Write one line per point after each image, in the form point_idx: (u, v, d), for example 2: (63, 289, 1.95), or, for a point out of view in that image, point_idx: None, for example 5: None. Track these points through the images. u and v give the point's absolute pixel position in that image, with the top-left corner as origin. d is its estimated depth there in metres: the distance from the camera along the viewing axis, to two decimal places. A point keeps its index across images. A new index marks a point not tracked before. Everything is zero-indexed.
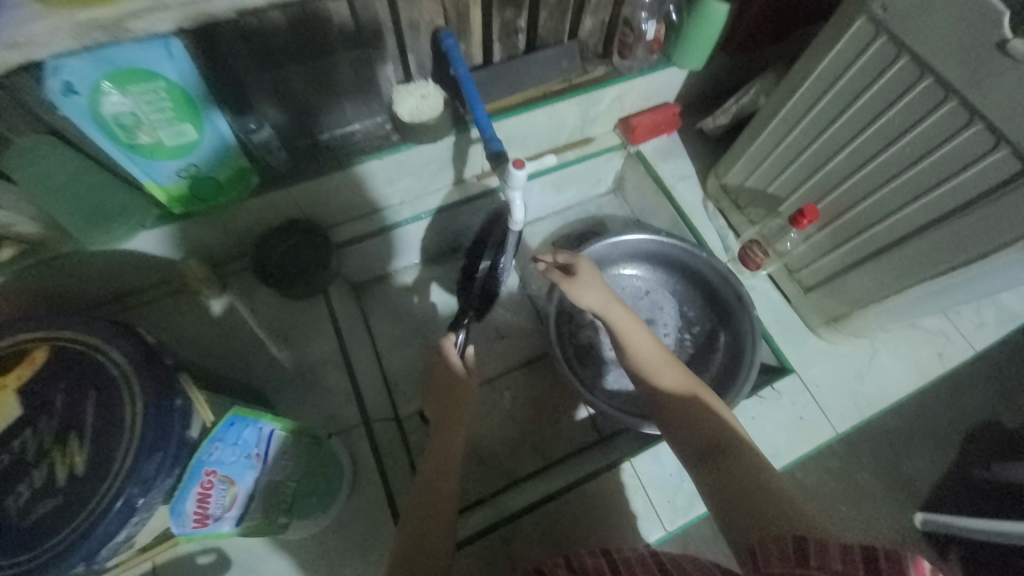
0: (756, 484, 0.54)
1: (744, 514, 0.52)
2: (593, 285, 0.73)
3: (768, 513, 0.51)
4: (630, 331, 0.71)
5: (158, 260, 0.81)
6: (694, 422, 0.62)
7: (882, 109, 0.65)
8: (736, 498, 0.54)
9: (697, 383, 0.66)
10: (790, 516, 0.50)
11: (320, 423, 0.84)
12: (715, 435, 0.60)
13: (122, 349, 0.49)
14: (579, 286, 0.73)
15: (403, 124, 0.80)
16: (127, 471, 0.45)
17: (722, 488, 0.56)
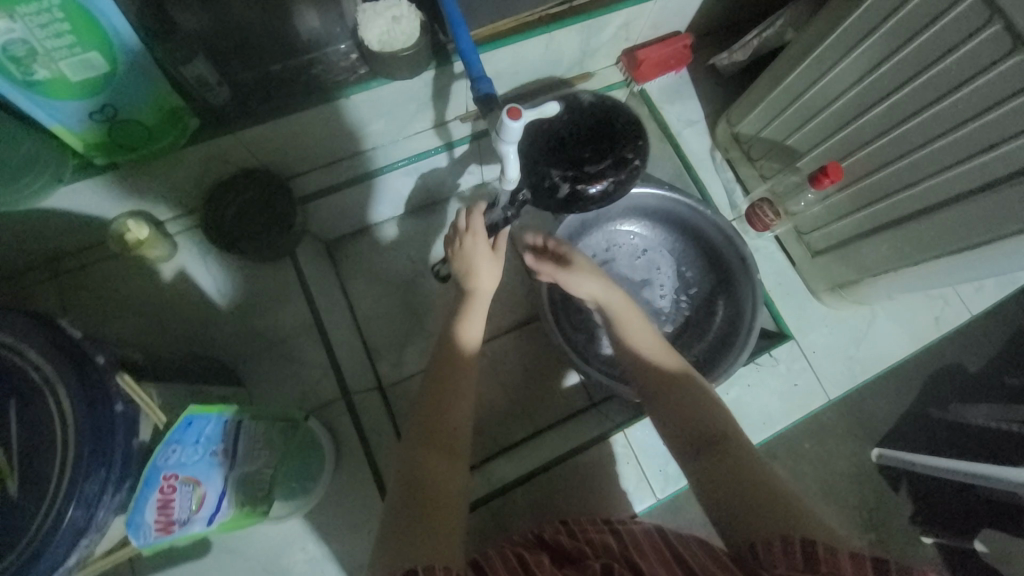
0: (746, 476, 0.52)
1: (736, 512, 0.50)
2: (589, 273, 0.69)
3: (763, 511, 0.49)
4: (627, 318, 0.68)
5: (92, 219, 0.69)
6: (686, 410, 0.60)
7: (937, 56, 0.56)
8: (726, 486, 0.52)
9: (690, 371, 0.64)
10: (795, 518, 0.48)
11: (297, 395, 0.78)
12: (705, 425, 0.58)
13: (39, 349, 0.41)
14: (577, 271, 0.69)
15: (369, 54, 0.63)
16: (66, 491, 0.39)
17: (712, 475, 0.54)
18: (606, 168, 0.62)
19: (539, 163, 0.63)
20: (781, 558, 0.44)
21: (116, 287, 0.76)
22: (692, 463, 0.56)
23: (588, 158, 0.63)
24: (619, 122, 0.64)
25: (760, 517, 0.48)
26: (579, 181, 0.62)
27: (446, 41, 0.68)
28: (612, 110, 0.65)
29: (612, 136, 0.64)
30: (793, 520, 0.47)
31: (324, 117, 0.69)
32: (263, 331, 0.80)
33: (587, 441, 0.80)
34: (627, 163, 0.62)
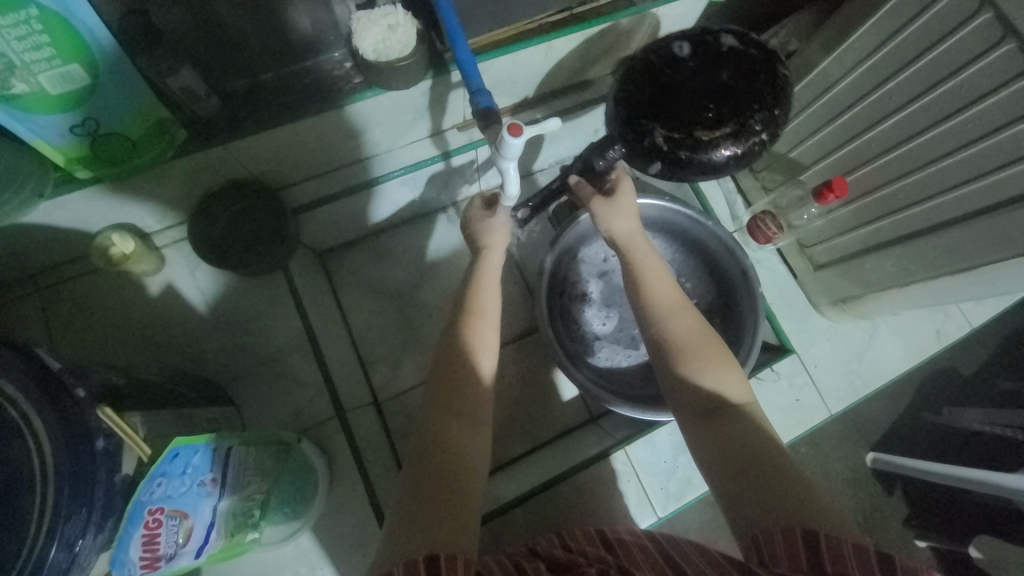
0: (761, 452, 0.50)
1: (754, 499, 0.47)
2: (623, 211, 0.66)
3: (776, 491, 0.47)
4: (647, 270, 0.64)
5: (73, 233, 0.67)
6: (704, 378, 0.56)
7: (943, 76, 0.55)
8: (751, 472, 0.49)
9: (708, 332, 0.60)
10: (806, 499, 0.46)
11: (289, 414, 0.76)
12: (718, 394, 0.55)
13: (15, 382, 0.38)
14: (610, 210, 0.66)
15: (365, 63, 0.61)
16: (43, 536, 0.37)
17: (730, 454, 0.51)
18: (723, 136, 0.48)
19: (639, 115, 0.51)
20: (784, 549, 0.42)
21: (104, 302, 0.73)
22: (709, 433, 0.53)
23: (706, 124, 0.48)
24: (754, 87, 0.49)
25: (771, 501, 0.46)
26: (691, 147, 0.49)
27: (444, 49, 0.66)
28: (749, 73, 0.50)
29: (741, 96, 0.49)
30: (803, 501, 0.46)
31: (319, 127, 0.67)
32: (256, 346, 0.78)
33: (588, 460, 0.78)
34: (748, 136, 0.48)
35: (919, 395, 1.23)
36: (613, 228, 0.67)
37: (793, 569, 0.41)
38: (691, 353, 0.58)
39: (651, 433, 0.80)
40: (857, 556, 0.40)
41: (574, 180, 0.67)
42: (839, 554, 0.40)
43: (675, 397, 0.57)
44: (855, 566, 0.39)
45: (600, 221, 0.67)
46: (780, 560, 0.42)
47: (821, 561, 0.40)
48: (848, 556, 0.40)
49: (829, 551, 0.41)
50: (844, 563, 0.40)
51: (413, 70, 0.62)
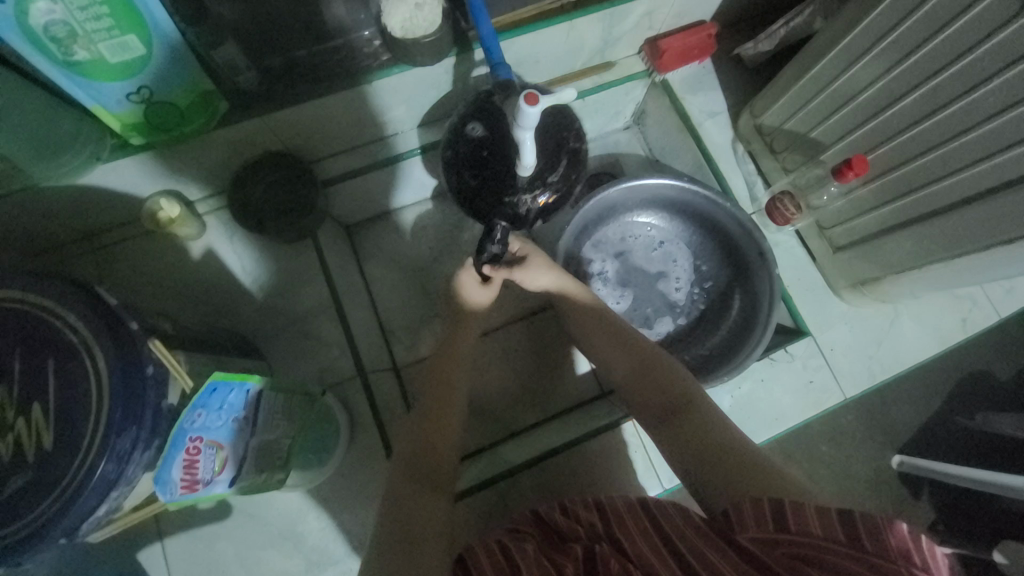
0: (713, 437, 0.55)
1: (719, 486, 0.52)
2: (542, 267, 0.71)
3: (731, 474, 0.51)
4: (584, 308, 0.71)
5: (125, 196, 0.73)
6: (653, 386, 0.62)
7: (965, 49, 0.54)
8: (707, 463, 0.54)
9: (649, 344, 0.66)
10: (762, 471, 0.51)
11: (314, 372, 0.81)
12: (673, 393, 0.61)
13: (78, 313, 0.43)
14: (530, 274, 0.70)
15: (392, 40, 0.65)
16: (98, 446, 0.41)
17: (690, 450, 0.56)
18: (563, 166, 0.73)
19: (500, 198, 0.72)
20: (751, 513, 0.46)
21: (148, 263, 0.79)
22: (669, 437, 0.58)
23: (543, 171, 0.72)
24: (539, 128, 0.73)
25: (729, 479, 0.51)
26: (532, 192, 0.72)
27: (468, 28, 0.69)
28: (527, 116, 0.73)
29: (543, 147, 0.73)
30: (758, 475, 0.50)
31: (345, 101, 0.71)
32: (284, 309, 0.83)
33: (595, 430, 0.80)
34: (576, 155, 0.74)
35: (943, 394, 1.19)
36: (543, 284, 0.72)
37: (760, 530, 0.45)
38: (636, 368, 0.64)
39: None
40: (820, 515, 0.43)
41: (487, 272, 0.69)
42: (804, 514, 0.43)
43: (639, 411, 0.63)
44: (817, 525, 0.42)
45: (531, 285, 0.72)
46: (748, 521, 0.46)
47: (786, 522, 0.44)
48: (811, 516, 0.43)
49: (794, 512, 0.44)
50: (808, 523, 0.43)
51: (437, 46, 0.66)
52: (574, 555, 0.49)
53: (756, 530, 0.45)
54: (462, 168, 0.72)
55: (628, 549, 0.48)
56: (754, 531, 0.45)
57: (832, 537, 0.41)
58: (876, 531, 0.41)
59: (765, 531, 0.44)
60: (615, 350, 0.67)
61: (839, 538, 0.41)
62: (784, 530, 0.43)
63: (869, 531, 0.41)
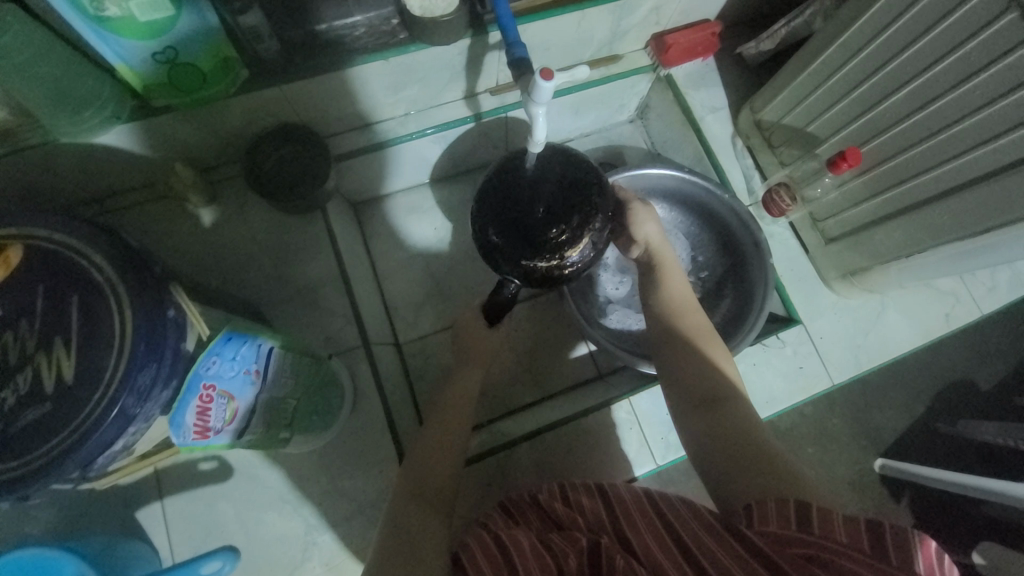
0: (739, 432, 0.57)
1: (742, 482, 0.53)
2: (648, 220, 0.74)
3: (753, 471, 0.53)
4: (671, 272, 0.72)
5: (139, 159, 0.74)
6: (700, 373, 0.63)
7: (956, 43, 0.58)
8: (738, 457, 0.55)
9: (711, 336, 0.67)
10: (784, 475, 0.52)
11: (318, 342, 0.82)
12: (704, 383, 0.62)
13: (104, 253, 0.45)
14: (639, 218, 0.73)
15: (410, 17, 0.67)
16: (119, 380, 0.42)
17: (722, 439, 0.57)
18: (583, 240, 0.63)
19: (514, 258, 0.63)
20: (774, 512, 0.47)
21: (157, 227, 0.80)
22: (706, 420, 0.60)
23: (561, 238, 0.62)
24: (566, 188, 0.63)
25: (756, 479, 0.52)
26: (554, 261, 0.63)
27: (485, 11, 0.71)
28: (553, 175, 0.64)
29: (562, 211, 0.63)
30: (780, 477, 0.52)
31: (358, 77, 0.74)
32: (291, 280, 0.84)
33: (589, 408, 0.83)
34: (600, 233, 0.64)
35: (923, 396, 1.23)
36: (642, 236, 0.74)
37: (780, 527, 0.46)
38: (692, 353, 0.65)
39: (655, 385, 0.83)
40: (849, 523, 0.44)
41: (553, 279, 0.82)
42: (832, 522, 0.44)
43: (676, 393, 0.64)
44: (843, 534, 0.43)
45: (635, 230, 0.73)
46: (770, 518, 0.47)
47: (810, 523, 0.45)
48: (837, 523, 0.44)
49: (819, 516, 0.45)
50: (832, 530, 0.44)
51: (454, 26, 0.68)
52: (580, 547, 0.51)
53: (779, 526, 0.46)
54: (488, 224, 0.66)
55: (633, 545, 0.50)
56: (776, 528, 0.46)
57: (855, 545, 0.42)
58: (904, 546, 0.41)
59: (785, 530, 0.45)
60: (679, 326, 0.67)
61: (861, 546, 0.42)
62: (805, 531, 0.44)
63: (896, 543, 0.42)
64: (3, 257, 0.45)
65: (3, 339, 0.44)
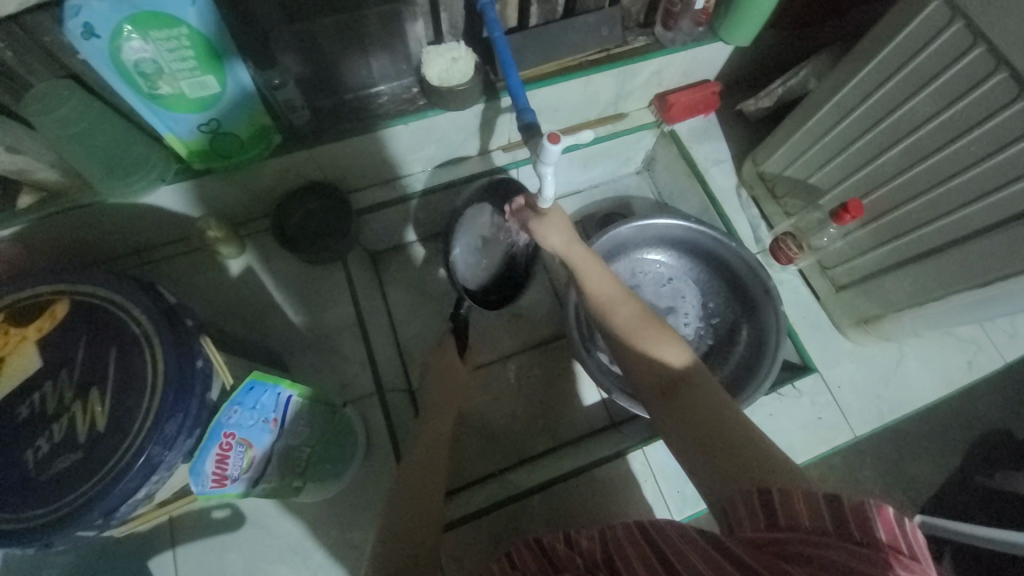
0: (711, 416, 0.51)
1: (716, 475, 0.47)
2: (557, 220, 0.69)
3: (723, 455, 0.48)
4: (588, 270, 0.66)
5: (176, 216, 0.80)
6: (649, 362, 0.58)
7: (948, 102, 0.61)
8: (706, 450, 0.49)
9: (650, 316, 0.61)
10: (759, 453, 0.46)
11: (334, 389, 0.84)
12: (669, 371, 0.56)
13: (141, 306, 0.48)
14: (544, 227, 0.69)
15: (430, 87, 0.74)
16: (148, 428, 0.44)
17: (687, 433, 0.52)
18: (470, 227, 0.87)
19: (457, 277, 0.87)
20: (744, 509, 0.43)
21: (187, 278, 0.85)
22: (667, 414, 0.54)
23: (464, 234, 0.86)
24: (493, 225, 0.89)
25: (726, 469, 0.47)
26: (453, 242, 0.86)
27: (496, 80, 0.78)
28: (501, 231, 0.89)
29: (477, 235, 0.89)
30: (756, 458, 0.46)
31: (380, 141, 0.79)
32: (311, 327, 0.87)
33: (602, 458, 0.81)
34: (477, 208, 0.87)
35: (955, 446, 1.17)
36: (553, 243, 0.69)
37: (755, 530, 0.41)
38: (635, 344, 0.59)
39: None
40: (807, 500, 0.40)
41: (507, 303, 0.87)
42: (791, 503, 0.40)
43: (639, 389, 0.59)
44: (806, 517, 0.39)
45: (541, 238, 0.70)
46: (743, 521, 0.43)
47: (777, 518, 0.41)
48: (798, 505, 0.40)
49: (783, 504, 0.41)
50: (796, 516, 0.40)
51: (469, 93, 0.74)
52: None
53: (752, 528, 0.42)
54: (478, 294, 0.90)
55: None
56: (751, 531, 0.42)
57: (818, 528, 0.38)
58: (864, 520, 0.37)
59: (758, 530, 0.41)
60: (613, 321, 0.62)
61: (826, 527, 0.38)
62: (775, 527, 0.40)
63: (858, 518, 0.37)
64: (51, 312, 0.49)
65: (43, 389, 0.47)
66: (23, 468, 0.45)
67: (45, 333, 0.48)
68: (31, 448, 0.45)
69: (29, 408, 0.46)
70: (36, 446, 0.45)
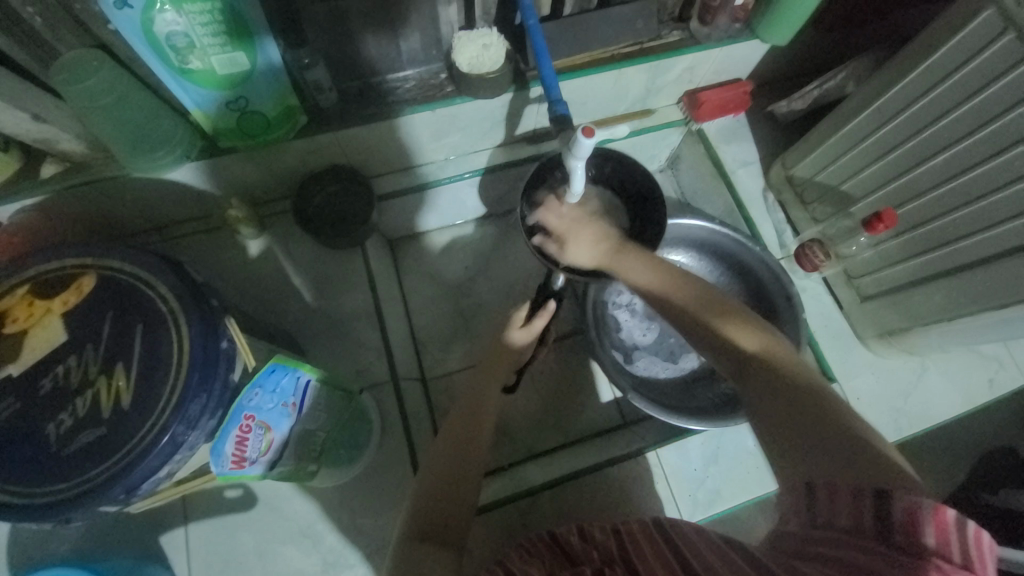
0: (788, 391, 0.47)
1: (801, 470, 0.43)
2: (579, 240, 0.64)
3: (811, 442, 0.43)
4: (626, 267, 0.62)
5: (197, 193, 0.79)
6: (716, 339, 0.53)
7: (995, 115, 0.59)
8: (788, 436, 0.45)
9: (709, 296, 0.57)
10: (849, 443, 0.42)
11: (348, 374, 0.84)
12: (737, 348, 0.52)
13: (167, 284, 0.48)
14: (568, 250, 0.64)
15: (459, 73, 0.73)
16: (172, 408, 0.44)
17: (765, 415, 0.47)
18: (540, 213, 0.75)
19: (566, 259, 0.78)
20: (792, 504, 0.42)
21: (206, 256, 0.84)
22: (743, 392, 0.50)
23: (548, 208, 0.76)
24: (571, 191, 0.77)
25: (814, 461, 0.42)
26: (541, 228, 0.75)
27: (527, 69, 0.76)
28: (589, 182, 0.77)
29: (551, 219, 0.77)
30: (845, 449, 0.41)
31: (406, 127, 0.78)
32: (327, 310, 0.87)
33: (612, 459, 0.81)
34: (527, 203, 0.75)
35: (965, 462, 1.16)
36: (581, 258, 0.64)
37: (801, 526, 0.41)
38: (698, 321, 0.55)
39: (682, 440, 0.82)
40: (851, 496, 0.39)
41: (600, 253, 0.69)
42: (833, 498, 0.39)
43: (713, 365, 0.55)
44: (848, 515, 0.39)
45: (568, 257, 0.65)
46: (789, 518, 0.42)
47: (815, 514, 0.40)
48: (841, 503, 0.39)
49: (825, 501, 0.40)
50: (835, 514, 0.39)
51: (499, 82, 0.73)
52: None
53: (794, 524, 0.41)
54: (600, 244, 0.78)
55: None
56: (792, 525, 0.42)
57: (857, 529, 0.38)
58: (909, 520, 0.36)
59: (799, 527, 0.41)
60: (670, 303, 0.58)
61: (866, 530, 0.38)
62: (814, 525, 0.40)
63: (903, 520, 0.37)
64: (77, 285, 0.48)
65: (67, 363, 0.47)
66: (45, 442, 0.45)
67: (70, 307, 0.48)
68: (54, 421, 0.45)
69: (51, 382, 0.46)
70: (58, 420, 0.45)
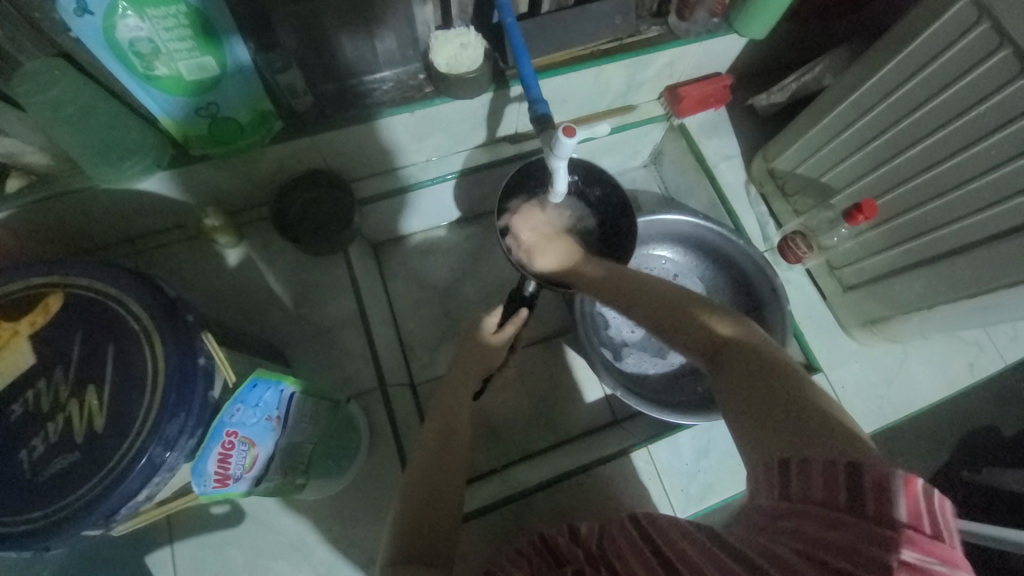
0: (764, 371, 0.46)
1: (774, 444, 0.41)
2: (548, 245, 0.68)
3: (782, 420, 0.42)
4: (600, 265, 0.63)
5: (171, 202, 0.77)
6: (688, 330, 0.53)
7: (970, 104, 0.60)
8: (762, 418, 0.43)
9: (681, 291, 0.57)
10: (818, 417, 0.41)
11: (334, 382, 0.83)
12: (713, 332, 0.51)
13: (140, 301, 0.46)
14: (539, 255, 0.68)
15: (437, 74, 0.71)
16: (149, 428, 0.43)
17: (737, 400, 0.46)
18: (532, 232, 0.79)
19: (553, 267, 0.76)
20: (764, 477, 0.41)
21: (183, 267, 0.82)
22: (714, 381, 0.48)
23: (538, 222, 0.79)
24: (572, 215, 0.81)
25: (787, 434, 0.41)
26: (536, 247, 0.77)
27: (507, 68, 0.75)
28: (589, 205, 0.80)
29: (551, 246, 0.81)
30: (816, 423, 0.41)
31: (386, 129, 0.77)
32: (311, 318, 0.85)
33: (604, 457, 0.81)
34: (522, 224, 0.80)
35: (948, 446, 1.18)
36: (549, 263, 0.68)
37: (771, 498, 0.40)
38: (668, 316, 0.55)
39: (674, 436, 0.82)
40: (822, 470, 0.38)
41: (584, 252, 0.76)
42: (804, 475, 0.38)
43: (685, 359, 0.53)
44: (820, 488, 0.37)
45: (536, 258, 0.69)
46: (758, 489, 0.41)
47: (788, 488, 0.39)
48: (813, 474, 0.38)
49: (799, 475, 0.39)
50: (809, 487, 0.38)
51: (478, 81, 0.72)
52: None
53: (766, 497, 0.40)
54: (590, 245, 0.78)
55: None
56: (764, 497, 0.40)
57: (828, 501, 0.37)
58: (884, 492, 0.35)
59: (772, 499, 0.40)
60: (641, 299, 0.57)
61: (838, 502, 0.36)
62: (786, 497, 0.39)
63: (876, 491, 0.35)
64: (44, 305, 0.46)
65: (37, 386, 0.45)
66: (16, 470, 0.43)
67: (37, 328, 0.46)
68: (25, 448, 0.43)
69: (21, 407, 0.44)
70: (30, 447, 0.43)
